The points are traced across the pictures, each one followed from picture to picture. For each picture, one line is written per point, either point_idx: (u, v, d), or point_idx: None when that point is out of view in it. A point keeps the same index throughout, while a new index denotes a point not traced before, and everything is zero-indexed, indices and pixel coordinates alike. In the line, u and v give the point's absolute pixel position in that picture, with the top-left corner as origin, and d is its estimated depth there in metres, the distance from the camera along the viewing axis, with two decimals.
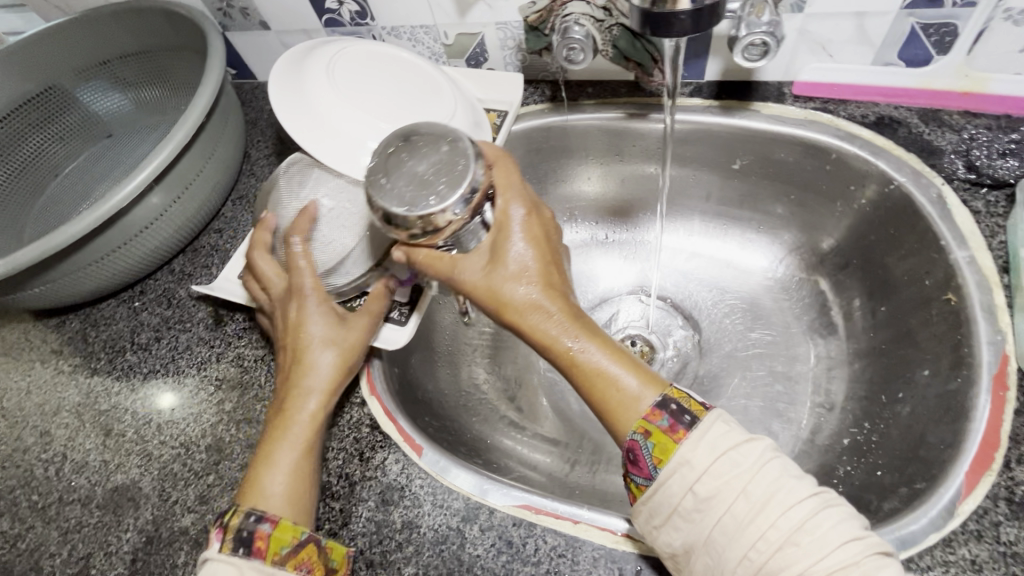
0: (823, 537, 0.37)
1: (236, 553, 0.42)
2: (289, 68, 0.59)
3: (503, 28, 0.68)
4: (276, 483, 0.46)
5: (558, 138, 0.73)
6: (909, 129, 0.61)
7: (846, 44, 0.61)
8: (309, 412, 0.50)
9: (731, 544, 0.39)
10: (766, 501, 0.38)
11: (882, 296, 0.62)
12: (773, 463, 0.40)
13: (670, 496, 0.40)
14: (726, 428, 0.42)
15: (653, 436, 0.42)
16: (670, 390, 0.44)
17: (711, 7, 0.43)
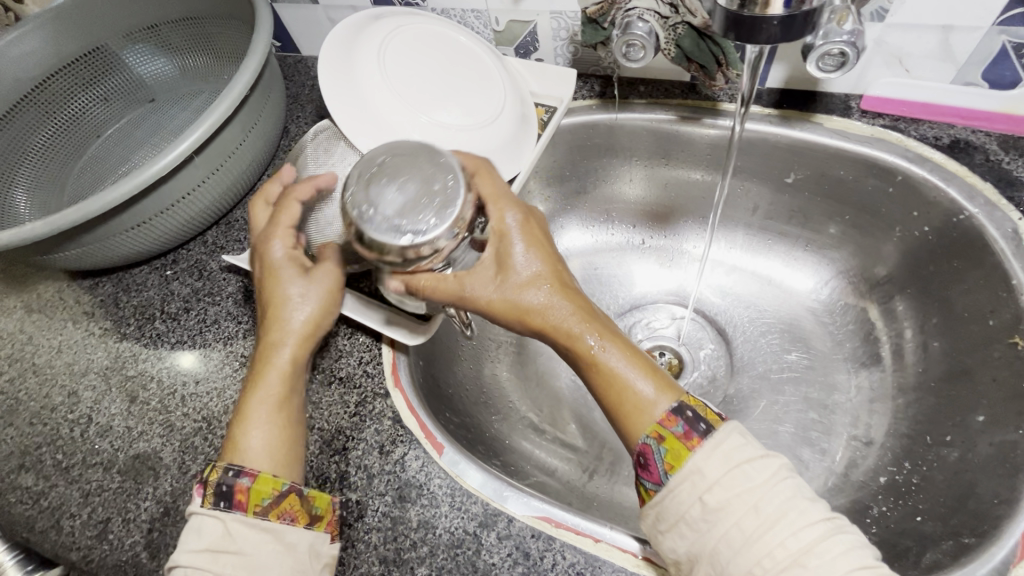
0: (831, 562, 0.36)
1: (217, 507, 0.43)
2: (339, 51, 0.58)
3: (558, 18, 0.66)
4: (254, 436, 0.47)
5: (603, 137, 0.71)
6: (987, 156, 0.57)
7: (926, 60, 0.57)
8: (286, 362, 0.49)
9: (736, 558, 0.38)
10: (778, 520, 0.38)
11: (937, 330, 0.59)
12: (786, 481, 0.39)
13: (681, 503, 0.40)
14: (743, 440, 0.40)
15: (667, 442, 0.41)
16: (687, 398, 0.43)
17: (806, 14, 0.40)
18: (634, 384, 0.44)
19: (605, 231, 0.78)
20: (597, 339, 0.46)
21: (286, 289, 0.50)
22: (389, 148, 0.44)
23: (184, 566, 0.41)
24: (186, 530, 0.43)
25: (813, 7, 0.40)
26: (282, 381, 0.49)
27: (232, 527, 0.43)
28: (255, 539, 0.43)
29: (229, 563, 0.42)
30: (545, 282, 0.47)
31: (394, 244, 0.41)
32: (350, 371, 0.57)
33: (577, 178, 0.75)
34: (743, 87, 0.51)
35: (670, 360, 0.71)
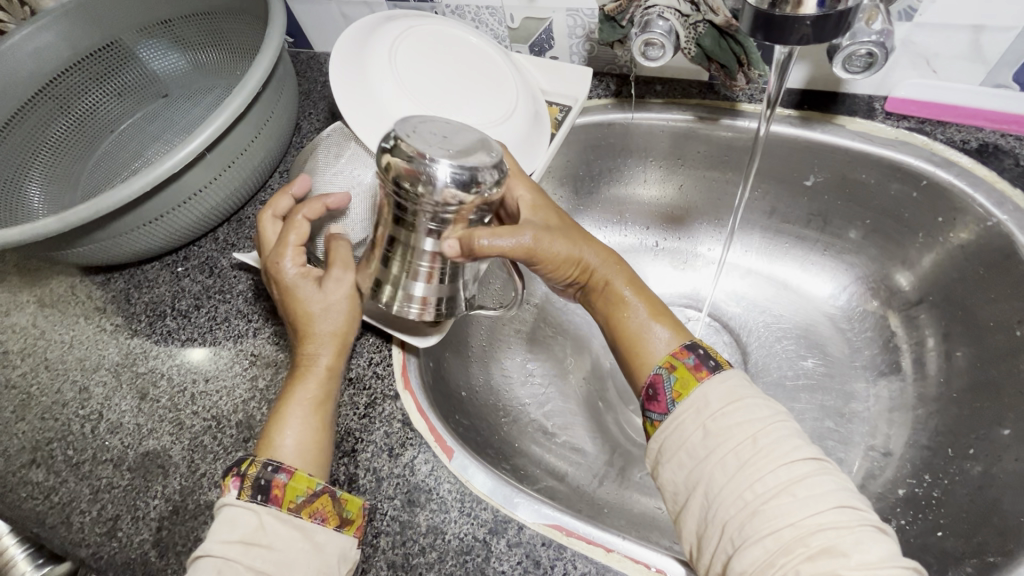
0: (819, 495, 0.36)
1: (254, 500, 0.43)
2: (352, 53, 0.57)
3: (574, 15, 0.65)
4: (288, 436, 0.47)
5: (618, 137, 0.70)
6: (1017, 160, 0.55)
7: (954, 60, 0.56)
8: (322, 366, 0.50)
9: (728, 482, 0.38)
10: (772, 449, 0.38)
11: (961, 340, 0.57)
12: (784, 422, 0.39)
13: (685, 430, 0.40)
14: (746, 382, 0.42)
15: (677, 371, 0.43)
16: (699, 339, 0.45)
17: (840, 14, 0.39)
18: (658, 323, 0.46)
19: (618, 231, 0.77)
20: (627, 280, 0.49)
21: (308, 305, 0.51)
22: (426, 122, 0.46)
23: (213, 556, 0.41)
24: (218, 521, 0.43)
25: (848, 7, 0.39)
26: (317, 385, 0.50)
27: (266, 522, 0.43)
28: (287, 536, 0.42)
29: (259, 557, 0.41)
30: (578, 235, 0.50)
31: (484, 167, 0.42)
32: (359, 372, 0.56)
33: (591, 178, 0.74)
34: (770, 88, 0.50)
35: None
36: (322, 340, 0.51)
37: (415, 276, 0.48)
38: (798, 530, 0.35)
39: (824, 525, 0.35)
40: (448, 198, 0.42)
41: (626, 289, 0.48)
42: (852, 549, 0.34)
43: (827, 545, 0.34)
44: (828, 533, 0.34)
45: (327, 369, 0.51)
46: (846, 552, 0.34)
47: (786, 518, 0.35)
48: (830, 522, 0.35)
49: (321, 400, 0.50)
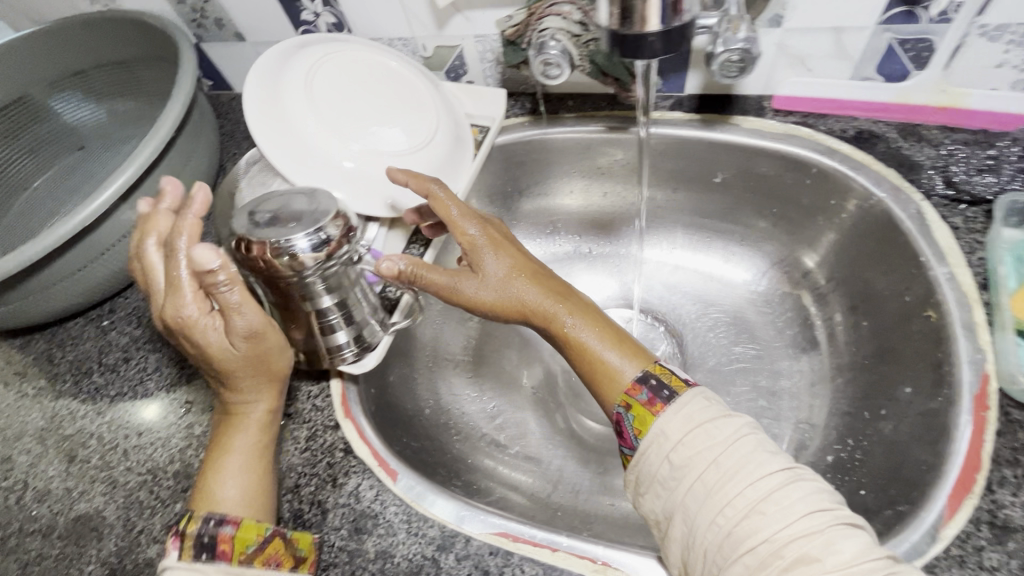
0: (788, 507, 0.36)
1: (199, 559, 0.43)
2: (266, 85, 0.57)
3: (482, 41, 0.67)
4: (227, 487, 0.47)
5: (539, 152, 0.73)
6: (888, 144, 0.61)
7: (825, 59, 0.61)
8: (258, 413, 0.51)
9: (699, 509, 0.38)
10: (735, 470, 0.38)
11: (864, 310, 0.61)
12: (747, 438, 0.40)
13: (652, 464, 0.41)
14: (706, 403, 0.42)
15: (634, 409, 0.44)
16: (653, 368, 0.46)
17: (681, 28, 0.42)
18: (611, 359, 0.47)
19: (552, 242, 0.80)
20: (574, 316, 0.50)
21: (233, 352, 0.48)
22: (262, 204, 0.49)
23: None
24: None
25: (686, 21, 0.42)
26: (254, 431, 0.51)
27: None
28: None
29: None
30: (519, 276, 0.52)
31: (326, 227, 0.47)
32: (299, 406, 0.56)
33: (518, 192, 0.77)
34: (641, 94, 0.54)
35: None
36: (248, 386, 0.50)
37: (330, 330, 0.53)
38: (773, 545, 0.35)
39: (797, 535, 0.35)
40: (312, 262, 0.47)
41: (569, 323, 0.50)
42: (826, 553, 0.34)
43: (799, 554, 0.34)
44: (801, 542, 0.35)
45: (264, 413, 0.52)
46: (819, 558, 0.34)
47: (761, 535, 0.36)
48: (800, 532, 0.35)
49: (264, 446, 0.51)
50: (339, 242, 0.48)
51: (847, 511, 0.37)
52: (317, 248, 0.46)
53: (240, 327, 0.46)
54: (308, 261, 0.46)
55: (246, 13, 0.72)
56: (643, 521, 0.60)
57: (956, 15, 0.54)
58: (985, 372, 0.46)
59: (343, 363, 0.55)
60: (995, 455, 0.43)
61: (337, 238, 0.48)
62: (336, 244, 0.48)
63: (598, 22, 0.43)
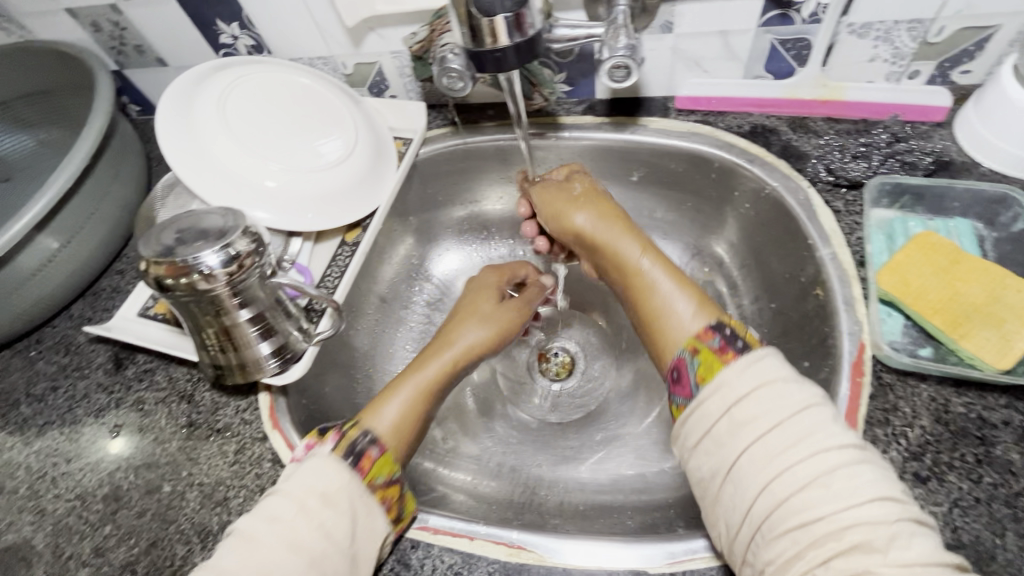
0: (853, 488, 0.34)
1: (346, 460, 0.45)
2: (178, 111, 0.58)
3: (398, 57, 0.70)
4: (390, 406, 0.51)
5: (464, 160, 0.76)
6: (779, 137, 0.65)
7: (717, 60, 0.65)
8: (451, 357, 0.56)
9: (754, 475, 0.37)
10: (801, 442, 0.36)
11: (769, 293, 0.66)
12: (820, 411, 0.38)
13: (710, 414, 0.40)
14: (777, 364, 0.41)
15: (701, 354, 0.43)
16: (726, 319, 0.45)
17: (532, 41, 0.44)
18: (681, 304, 0.47)
19: (488, 248, 0.83)
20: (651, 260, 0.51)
21: (488, 316, 0.61)
22: (169, 227, 0.50)
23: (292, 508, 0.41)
24: (303, 470, 0.44)
25: (534, 33, 0.44)
26: (432, 375, 0.54)
27: (349, 484, 0.44)
28: (360, 509, 0.43)
29: (329, 521, 0.41)
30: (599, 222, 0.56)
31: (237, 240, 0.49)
32: (228, 421, 0.57)
33: (449, 197, 0.80)
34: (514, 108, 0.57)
35: (563, 359, 0.78)
36: (484, 321, 0.60)
37: (252, 342, 0.54)
38: (829, 524, 0.34)
39: (860, 519, 0.33)
40: (224, 277, 0.48)
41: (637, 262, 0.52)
42: (888, 545, 0.32)
43: (857, 541, 0.33)
44: (861, 528, 0.33)
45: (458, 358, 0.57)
46: (880, 548, 0.33)
47: (819, 512, 0.34)
48: (864, 518, 0.33)
49: (430, 388, 0.54)
50: (250, 258, 0.50)
51: (913, 506, 0.35)
52: (226, 262, 0.48)
53: (508, 315, 0.62)
54: (219, 276, 0.48)
55: (165, 38, 0.73)
56: (578, 507, 0.63)
57: (825, 16, 0.58)
58: (862, 342, 0.50)
59: (266, 374, 0.56)
60: (869, 417, 0.47)
61: (247, 251, 0.50)
62: (247, 257, 0.49)
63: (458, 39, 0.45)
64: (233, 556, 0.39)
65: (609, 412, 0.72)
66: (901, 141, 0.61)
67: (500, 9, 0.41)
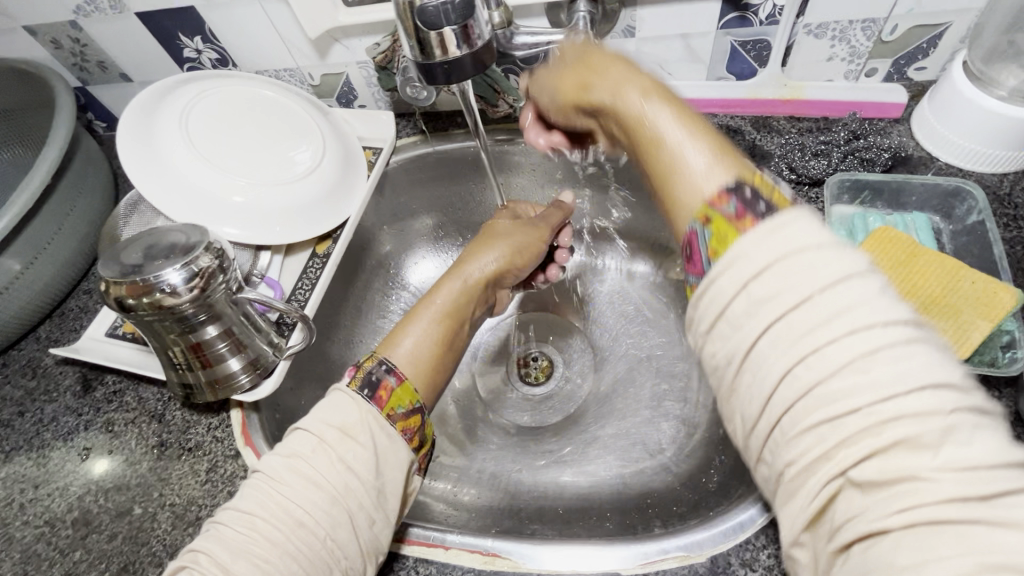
0: (901, 373, 0.26)
1: (362, 392, 0.45)
2: (138, 129, 0.58)
3: (365, 67, 0.70)
4: (407, 338, 0.53)
5: (436, 167, 0.76)
6: (744, 136, 0.66)
7: (680, 63, 0.66)
8: (468, 282, 0.59)
9: (777, 357, 0.29)
10: (840, 314, 0.28)
11: None
12: (865, 278, 0.29)
13: (720, 293, 0.31)
14: (814, 223, 0.31)
15: (713, 224, 0.34)
16: (749, 176, 0.35)
17: (484, 50, 0.45)
18: (692, 157, 0.37)
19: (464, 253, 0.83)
20: (660, 107, 0.39)
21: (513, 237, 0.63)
22: (132, 247, 0.50)
23: (312, 439, 0.42)
24: (324, 402, 0.44)
25: (484, 43, 0.44)
26: (444, 305, 0.56)
27: (367, 415, 0.44)
28: (381, 439, 0.43)
29: (349, 452, 0.41)
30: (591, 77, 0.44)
31: (200, 256, 0.49)
32: (199, 439, 0.57)
33: (423, 203, 0.80)
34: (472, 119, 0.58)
35: (543, 362, 0.78)
36: (501, 245, 0.62)
37: (221, 359, 0.54)
38: (868, 419, 0.26)
39: (907, 412, 0.26)
40: (188, 294, 0.48)
41: (635, 105, 0.40)
42: (942, 442, 0.25)
43: (903, 437, 0.26)
44: (908, 420, 0.26)
45: (476, 282, 0.59)
46: (930, 446, 0.25)
47: (854, 403, 0.27)
48: (911, 410, 0.26)
49: (446, 318, 0.56)
50: (213, 275, 0.49)
51: (974, 394, 0.27)
52: (190, 279, 0.48)
53: (524, 245, 0.63)
54: (183, 293, 0.48)
55: (128, 54, 0.72)
56: (559, 509, 0.63)
57: (781, 18, 0.59)
58: None
59: (238, 390, 0.56)
60: None
61: (212, 267, 0.49)
62: (212, 274, 0.49)
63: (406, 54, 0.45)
64: (257, 494, 0.40)
65: (589, 414, 0.72)
66: (858, 139, 0.61)
67: (445, 23, 0.41)
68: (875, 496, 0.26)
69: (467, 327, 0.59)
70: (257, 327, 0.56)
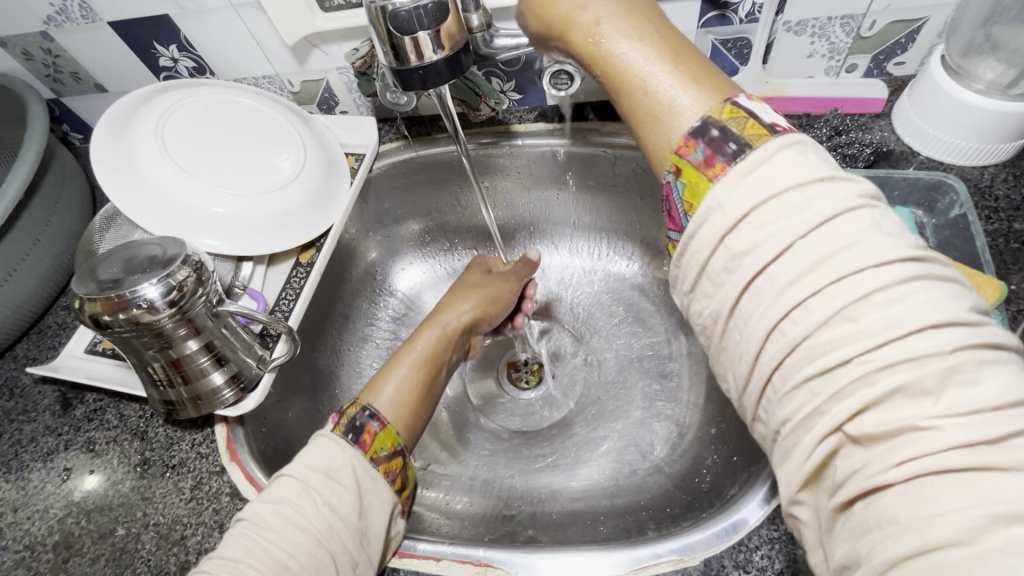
0: (894, 313, 0.27)
1: (346, 436, 0.45)
2: (111, 141, 0.57)
3: (345, 73, 0.69)
4: (387, 384, 0.52)
5: (420, 172, 0.75)
6: None
7: None
8: (445, 328, 0.60)
9: (764, 311, 0.30)
10: (826, 260, 0.29)
11: None
12: (856, 216, 0.30)
13: (701, 249, 0.33)
14: (793, 158, 0.31)
15: (684, 174, 0.35)
16: (718, 110, 0.35)
17: (460, 54, 0.44)
18: (664, 91, 0.37)
19: (451, 258, 0.83)
20: (631, 43, 0.38)
21: (487, 287, 0.66)
22: (107, 263, 0.49)
23: (296, 482, 0.41)
24: (305, 448, 0.44)
25: (461, 46, 0.44)
26: (422, 352, 0.57)
27: (351, 458, 0.44)
28: (366, 480, 0.44)
29: (335, 493, 0.41)
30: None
31: (177, 270, 0.48)
32: (183, 456, 0.56)
33: (408, 208, 0.79)
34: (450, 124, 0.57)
35: (533, 366, 0.78)
36: (475, 296, 0.64)
37: (203, 374, 0.52)
38: (867, 367, 0.27)
39: (909, 355, 0.26)
40: (165, 309, 0.47)
41: (604, 41, 0.38)
42: (940, 386, 0.26)
43: (899, 385, 0.26)
44: (904, 364, 0.26)
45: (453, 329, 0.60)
46: (930, 390, 0.26)
47: (845, 354, 0.27)
48: (908, 355, 0.26)
49: (425, 363, 0.56)
50: (192, 286, 0.48)
51: (983, 337, 0.27)
52: (167, 294, 0.47)
53: (497, 295, 0.66)
54: (161, 308, 0.47)
55: (102, 64, 0.71)
56: (552, 514, 0.63)
57: (761, 15, 0.59)
58: None
59: (222, 405, 0.55)
60: None
61: (190, 281, 0.48)
62: (190, 287, 0.48)
63: (380, 61, 0.45)
64: (243, 543, 0.38)
65: (581, 417, 0.72)
66: (841, 134, 0.62)
67: (418, 27, 0.41)
68: (877, 447, 0.26)
69: (445, 372, 0.59)
70: (239, 341, 0.55)
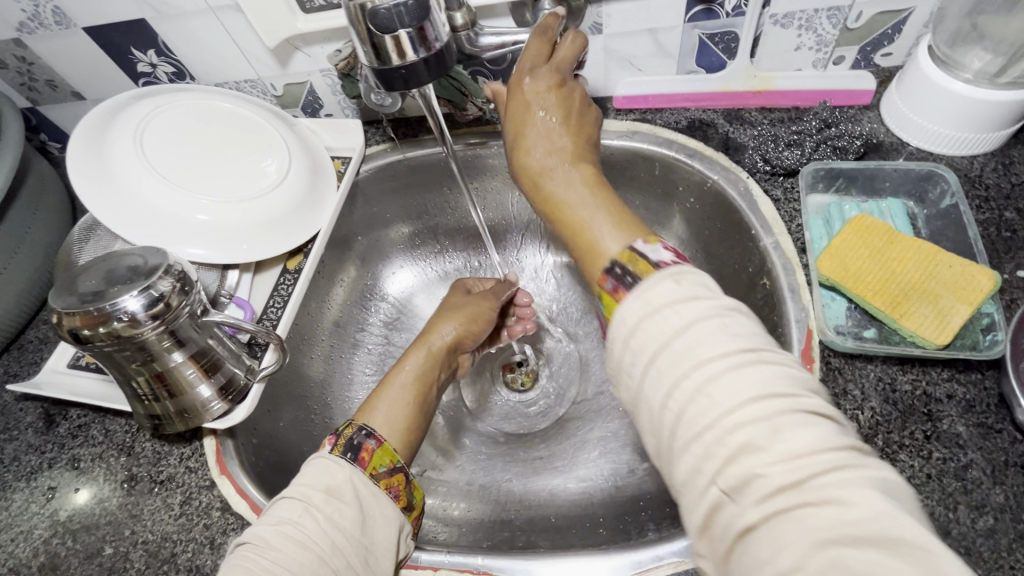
0: (734, 390, 0.30)
1: (345, 456, 0.44)
2: (88, 148, 0.55)
3: (329, 75, 0.68)
4: (378, 406, 0.51)
5: (408, 175, 0.74)
6: (717, 130, 0.66)
7: (649, 58, 0.65)
8: (433, 348, 0.59)
9: (652, 393, 0.33)
10: (683, 350, 0.32)
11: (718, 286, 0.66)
12: (710, 317, 0.33)
13: (612, 351, 0.36)
14: (673, 285, 0.34)
15: (602, 300, 0.38)
16: (620, 252, 0.38)
17: (441, 52, 0.43)
18: (587, 234, 0.42)
19: (442, 261, 0.82)
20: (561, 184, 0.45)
21: (462, 303, 0.65)
22: (88, 274, 0.47)
23: (297, 504, 0.40)
24: (304, 470, 0.43)
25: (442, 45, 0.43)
26: (411, 373, 0.55)
27: (352, 477, 0.43)
28: (367, 498, 0.43)
29: (335, 511, 0.41)
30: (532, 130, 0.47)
31: (159, 280, 0.46)
32: (171, 471, 0.55)
33: (397, 211, 0.78)
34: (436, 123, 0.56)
35: (528, 367, 0.76)
36: (457, 315, 0.63)
37: (190, 386, 0.51)
38: (716, 433, 0.30)
39: (743, 422, 0.29)
40: (149, 321, 0.46)
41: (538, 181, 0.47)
42: (774, 441, 0.29)
43: (743, 443, 0.29)
44: (745, 429, 0.29)
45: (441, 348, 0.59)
46: (763, 446, 0.29)
47: (703, 424, 0.30)
48: (745, 419, 0.29)
49: (417, 382, 0.55)
50: (175, 298, 0.47)
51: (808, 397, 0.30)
52: (150, 305, 0.45)
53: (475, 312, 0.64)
54: (144, 320, 0.45)
55: (79, 72, 0.69)
56: (550, 518, 0.62)
57: (748, 9, 0.59)
58: (809, 328, 0.52)
59: (210, 418, 0.53)
60: None
61: (173, 292, 0.47)
62: (174, 298, 0.47)
63: (361, 61, 0.44)
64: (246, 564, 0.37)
65: (577, 418, 0.71)
66: (830, 127, 0.62)
67: (398, 25, 0.40)
68: (744, 500, 0.29)
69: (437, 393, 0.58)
70: (227, 351, 0.54)
